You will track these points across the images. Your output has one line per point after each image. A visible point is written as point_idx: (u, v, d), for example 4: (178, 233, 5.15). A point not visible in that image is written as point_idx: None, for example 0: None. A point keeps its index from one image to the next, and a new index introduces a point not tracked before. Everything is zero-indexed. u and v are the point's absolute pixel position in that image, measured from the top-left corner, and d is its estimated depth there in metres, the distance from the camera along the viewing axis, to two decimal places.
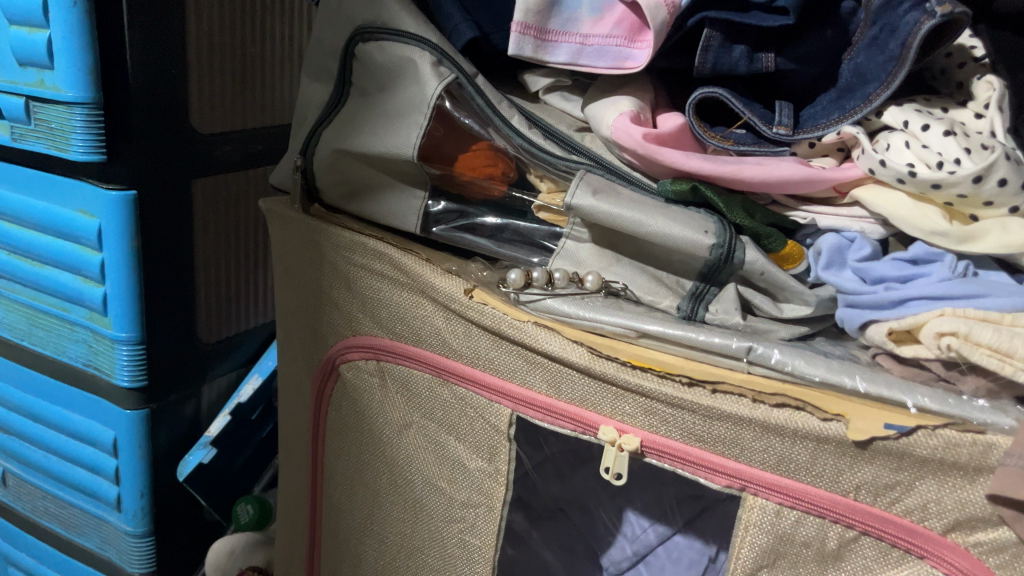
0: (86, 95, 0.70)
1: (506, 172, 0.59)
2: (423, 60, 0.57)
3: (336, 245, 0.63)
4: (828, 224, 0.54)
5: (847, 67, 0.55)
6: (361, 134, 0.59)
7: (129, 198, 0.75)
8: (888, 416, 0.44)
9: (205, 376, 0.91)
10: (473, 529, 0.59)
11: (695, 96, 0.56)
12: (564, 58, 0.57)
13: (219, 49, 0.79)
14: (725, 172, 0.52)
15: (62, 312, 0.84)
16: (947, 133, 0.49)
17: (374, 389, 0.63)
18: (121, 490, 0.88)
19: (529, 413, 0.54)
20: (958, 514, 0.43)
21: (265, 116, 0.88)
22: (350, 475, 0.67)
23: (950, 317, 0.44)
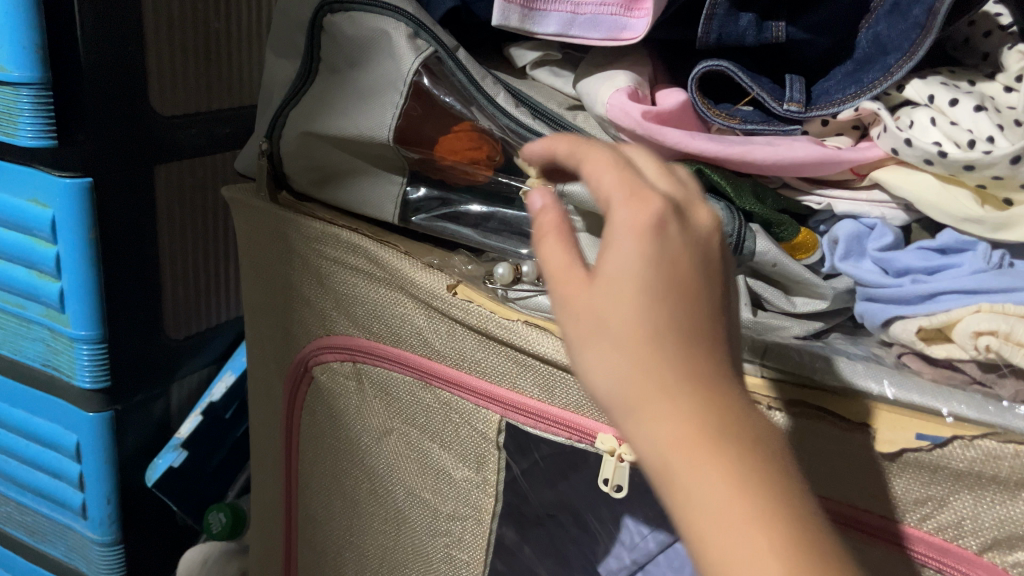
0: (33, 75, 0.64)
1: (490, 155, 0.53)
2: (399, 32, 0.51)
3: (306, 237, 0.57)
4: (845, 210, 0.49)
5: (865, 36, 0.50)
6: (332, 114, 0.54)
7: (83, 186, 0.69)
8: (920, 426, 0.40)
9: (174, 374, 0.85)
10: (461, 544, 0.54)
11: (698, 69, 0.50)
12: (554, 29, 0.52)
13: (179, 23, 0.74)
14: (733, 154, 0.47)
15: (17, 309, 0.79)
16: (978, 109, 0.45)
17: (350, 393, 0.58)
18: (86, 496, 0.83)
19: (520, 419, 0.49)
20: (997, 532, 0.39)
21: (232, 96, 0.83)
22: (327, 484, 0.62)
23: (987, 315, 0.40)
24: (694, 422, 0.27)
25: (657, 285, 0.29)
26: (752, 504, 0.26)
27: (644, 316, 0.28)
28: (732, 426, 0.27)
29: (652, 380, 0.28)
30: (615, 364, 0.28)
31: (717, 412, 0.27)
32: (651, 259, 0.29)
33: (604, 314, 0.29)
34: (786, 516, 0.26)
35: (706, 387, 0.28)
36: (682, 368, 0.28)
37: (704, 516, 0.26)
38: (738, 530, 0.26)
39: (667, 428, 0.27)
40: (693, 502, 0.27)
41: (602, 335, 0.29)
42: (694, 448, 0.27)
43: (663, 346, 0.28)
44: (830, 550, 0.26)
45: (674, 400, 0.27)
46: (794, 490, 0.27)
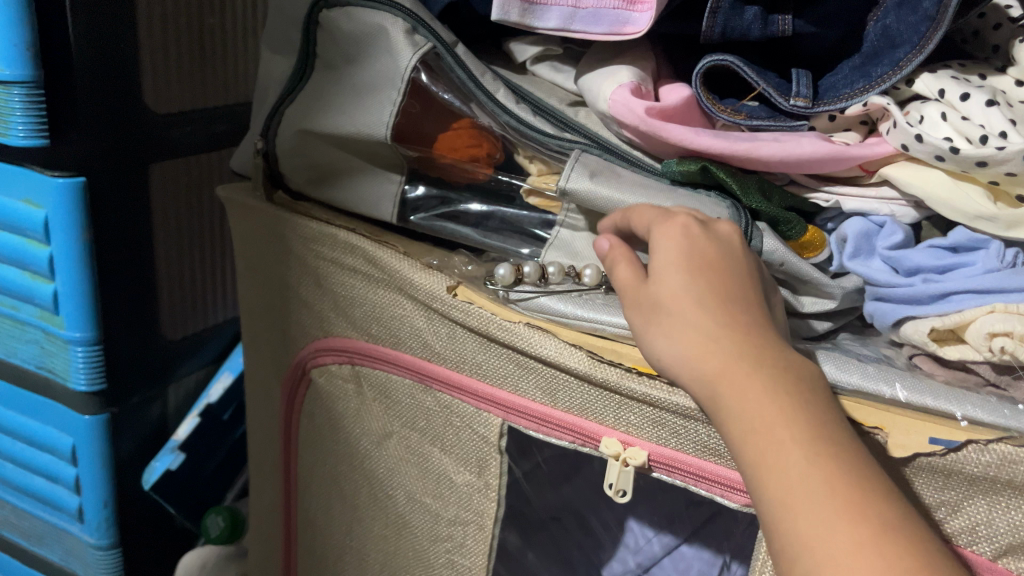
0: (24, 74, 0.63)
1: (491, 153, 0.53)
2: (396, 28, 0.50)
3: (302, 237, 0.56)
4: (853, 207, 0.48)
5: (873, 29, 0.49)
6: (328, 112, 0.53)
7: (77, 186, 0.68)
8: (932, 429, 0.38)
9: (171, 375, 0.84)
10: (462, 549, 0.53)
11: (702, 64, 0.49)
12: (555, 24, 0.51)
13: (173, 19, 0.72)
14: (739, 150, 0.46)
15: (11, 311, 0.77)
16: (990, 103, 0.44)
17: (349, 396, 0.57)
18: (82, 500, 0.82)
19: (522, 423, 0.48)
20: (1012, 538, 0.38)
21: (227, 93, 0.82)
22: (326, 488, 0.61)
23: (1002, 315, 0.39)
24: (733, 354, 0.36)
25: (696, 266, 0.39)
26: (782, 407, 0.34)
27: (685, 286, 0.38)
28: (763, 358, 0.36)
29: (697, 327, 0.37)
30: (666, 322, 0.38)
31: (751, 346, 0.36)
32: (688, 256, 0.39)
33: (659, 297, 0.39)
34: (812, 418, 0.34)
35: (741, 330, 0.37)
36: (719, 318, 0.37)
37: (747, 423, 0.34)
38: (775, 427, 0.34)
39: (712, 359, 0.36)
40: (739, 412, 0.35)
41: (657, 308, 0.39)
42: (736, 373, 0.35)
43: (703, 305, 0.38)
44: (849, 444, 0.34)
45: (716, 341, 0.36)
46: (817, 401, 0.35)
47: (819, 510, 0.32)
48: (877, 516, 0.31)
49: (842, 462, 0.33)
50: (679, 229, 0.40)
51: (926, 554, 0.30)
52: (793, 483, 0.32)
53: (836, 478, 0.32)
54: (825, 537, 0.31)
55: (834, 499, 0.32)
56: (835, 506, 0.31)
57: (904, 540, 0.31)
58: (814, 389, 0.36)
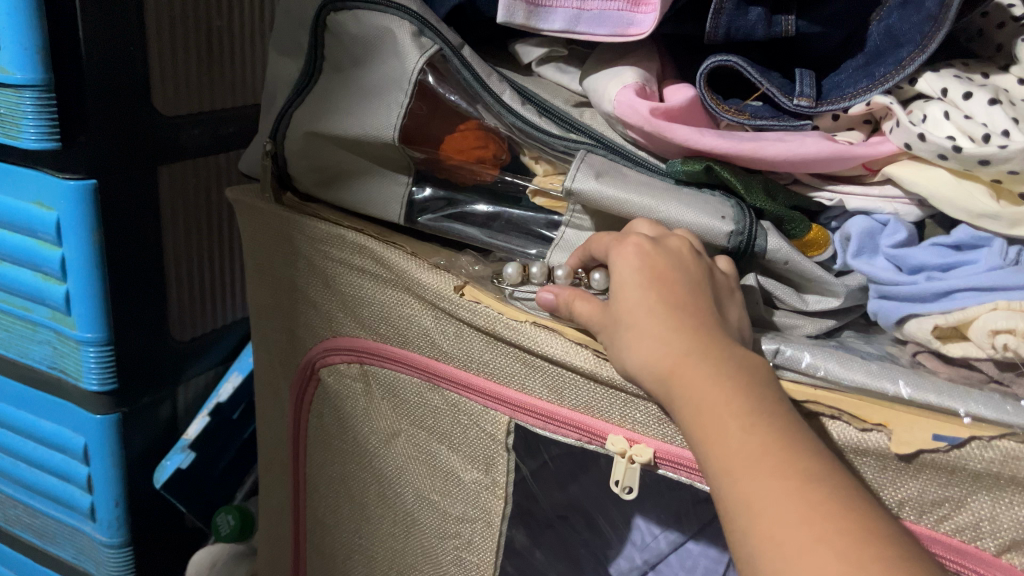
0: (35, 77, 0.63)
1: (497, 154, 0.53)
2: (403, 31, 0.51)
3: (311, 238, 0.57)
4: (857, 206, 0.48)
5: (876, 29, 0.49)
6: (335, 114, 0.53)
7: (87, 188, 0.69)
8: (937, 426, 0.38)
9: (180, 376, 0.85)
10: (470, 546, 0.54)
11: (706, 65, 0.49)
12: (560, 26, 0.51)
13: (181, 22, 0.73)
14: (743, 150, 0.46)
15: (22, 312, 0.78)
16: (992, 102, 0.44)
17: (357, 395, 0.57)
18: (95, 498, 0.83)
19: (529, 421, 0.49)
20: (1016, 534, 0.38)
21: (235, 95, 0.82)
22: (335, 487, 0.62)
23: (1004, 312, 0.39)
24: (677, 342, 0.38)
25: (644, 271, 0.41)
26: (721, 384, 0.36)
27: (634, 289, 0.40)
28: (706, 344, 0.37)
29: (644, 325, 0.39)
30: (621, 327, 0.40)
31: (695, 334, 0.38)
32: (638, 265, 0.41)
33: (616, 309, 0.41)
34: (749, 394, 0.35)
35: (687, 321, 0.38)
36: (666, 313, 0.39)
37: (691, 402, 0.36)
38: (714, 403, 0.35)
39: (658, 351, 0.38)
40: (684, 395, 0.36)
41: (615, 318, 0.41)
42: (680, 361, 0.37)
43: (649, 302, 0.39)
44: (783, 413, 0.35)
45: (661, 334, 0.38)
46: (756, 378, 0.36)
47: (754, 471, 0.33)
48: (808, 474, 0.32)
49: (775, 429, 0.34)
50: (632, 243, 0.42)
51: (851, 503, 0.31)
52: (732, 451, 0.34)
53: (769, 444, 0.33)
54: (756, 488, 0.32)
55: (768, 460, 0.33)
56: (771, 467, 0.33)
57: (829, 490, 0.32)
58: (753, 368, 0.37)
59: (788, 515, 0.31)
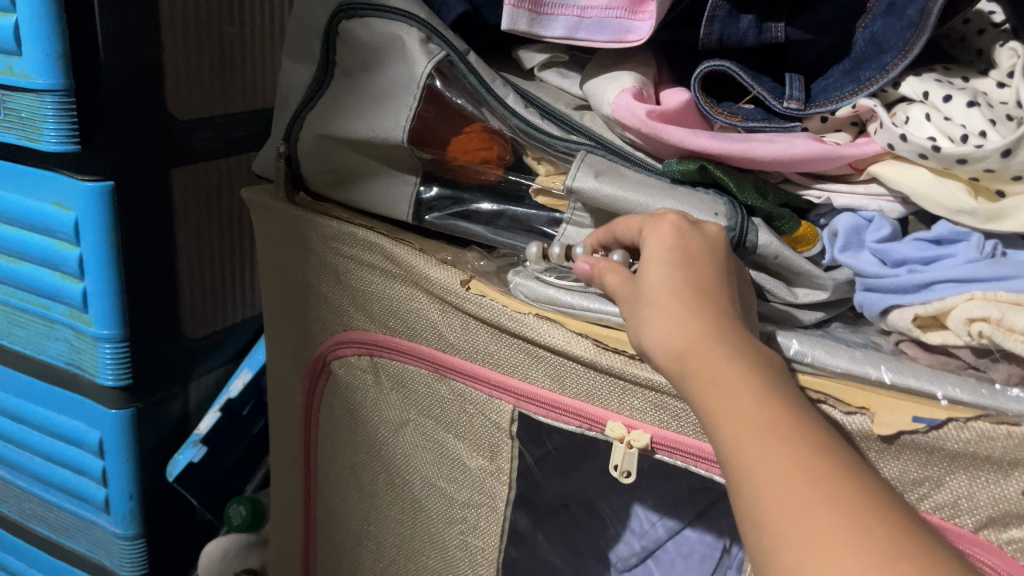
0: (57, 82, 0.66)
1: (501, 155, 0.56)
2: (412, 37, 0.53)
3: (323, 236, 0.59)
4: (844, 203, 0.51)
5: (862, 35, 0.51)
6: (347, 117, 0.56)
7: (105, 189, 0.71)
8: (917, 409, 0.41)
9: (191, 372, 0.88)
10: (476, 530, 0.56)
11: (700, 70, 0.52)
12: (561, 32, 0.54)
13: (194, 29, 0.75)
14: (735, 151, 0.49)
15: (40, 310, 0.81)
16: (971, 104, 0.46)
17: (367, 386, 0.60)
18: (109, 491, 0.85)
19: (533, 409, 0.51)
20: (991, 511, 0.40)
21: (246, 100, 0.85)
22: (345, 476, 0.64)
23: (980, 302, 0.41)
24: (685, 314, 0.38)
25: (671, 253, 0.41)
26: (728, 353, 0.36)
27: (655, 261, 0.41)
28: (713, 317, 0.38)
29: (657, 297, 0.40)
30: (636, 300, 0.41)
31: (703, 307, 0.39)
32: (670, 247, 0.42)
33: (643, 286, 0.41)
34: (753, 363, 0.36)
35: (696, 295, 0.39)
36: (677, 285, 0.40)
37: (695, 369, 0.37)
38: (720, 367, 0.36)
39: (666, 321, 0.39)
40: (690, 364, 0.37)
41: (639, 296, 0.41)
42: (687, 331, 0.38)
43: (664, 274, 0.40)
44: (775, 376, 0.36)
45: (671, 305, 0.39)
46: (760, 353, 0.37)
47: (741, 415, 0.34)
48: (812, 433, 0.32)
49: (779, 394, 0.34)
50: (662, 224, 0.43)
51: (853, 461, 0.31)
52: (723, 394, 0.35)
53: (774, 406, 0.34)
54: (744, 430, 0.33)
55: (773, 420, 0.33)
56: (758, 413, 0.33)
57: (830, 448, 0.32)
58: (757, 344, 0.38)
59: (775, 455, 0.32)
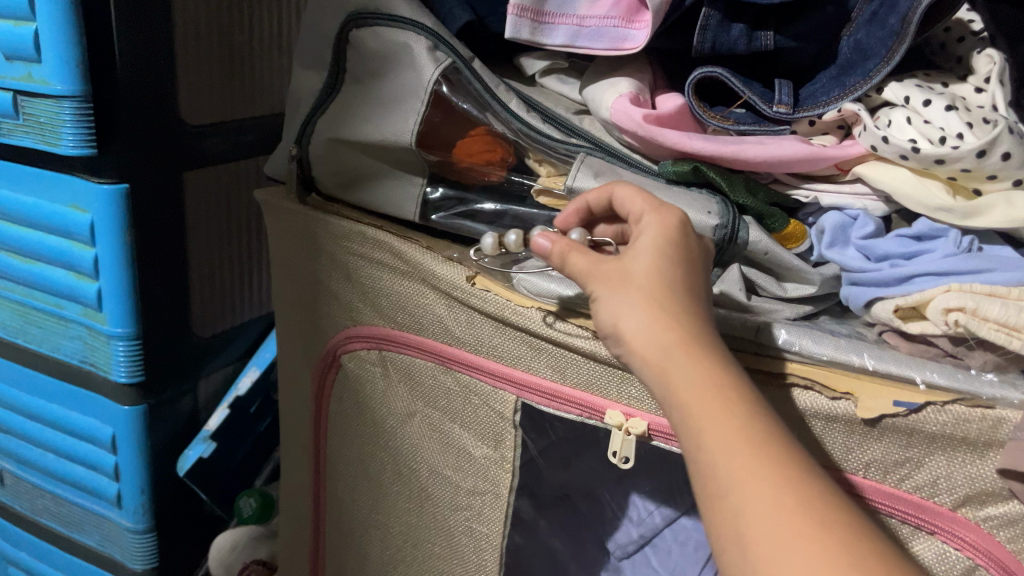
0: (74, 88, 0.68)
1: (505, 157, 0.59)
2: (419, 45, 0.56)
3: (334, 235, 0.62)
4: (830, 202, 0.53)
5: (846, 43, 0.54)
6: (357, 121, 0.59)
7: (120, 191, 0.74)
8: (897, 393, 0.44)
9: (201, 370, 0.90)
10: (480, 517, 0.58)
11: (694, 76, 0.55)
12: (563, 40, 0.57)
13: (206, 37, 0.78)
14: (727, 152, 0.52)
15: (56, 309, 0.83)
16: (949, 108, 0.49)
17: (376, 379, 0.62)
18: (121, 486, 0.88)
19: (535, 399, 0.54)
20: (968, 489, 0.43)
21: (255, 106, 0.87)
22: (354, 467, 0.67)
23: (957, 293, 0.44)
24: (699, 388, 0.38)
25: (661, 253, 0.42)
26: (744, 432, 0.36)
27: (649, 309, 0.40)
28: (727, 385, 0.38)
29: (667, 366, 0.39)
30: (630, 327, 0.41)
31: (715, 377, 0.38)
32: (657, 242, 0.43)
33: (630, 271, 0.42)
34: (764, 438, 0.36)
35: (706, 364, 0.38)
36: (685, 352, 0.39)
37: (705, 455, 0.37)
38: (732, 452, 0.36)
39: (682, 398, 0.38)
40: (703, 447, 0.37)
41: (625, 278, 0.42)
42: (700, 409, 0.37)
43: (670, 335, 0.39)
44: (743, 381, 0.38)
45: (685, 379, 0.38)
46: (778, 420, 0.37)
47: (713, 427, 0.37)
48: (839, 519, 0.33)
49: (784, 464, 0.35)
50: (650, 221, 0.44)
51: (874, 549, 0.32)
52: (695, 405, 0.37)
53: (794, 490, 0.34)
54: (716, 443, 0.36)
55: (794, 507, 0.33)
56: (728, 426, 0.36)
57: (814, 494, 0.34)
58: (771, 412, 0.37)
59: (744, 471, 0.35)
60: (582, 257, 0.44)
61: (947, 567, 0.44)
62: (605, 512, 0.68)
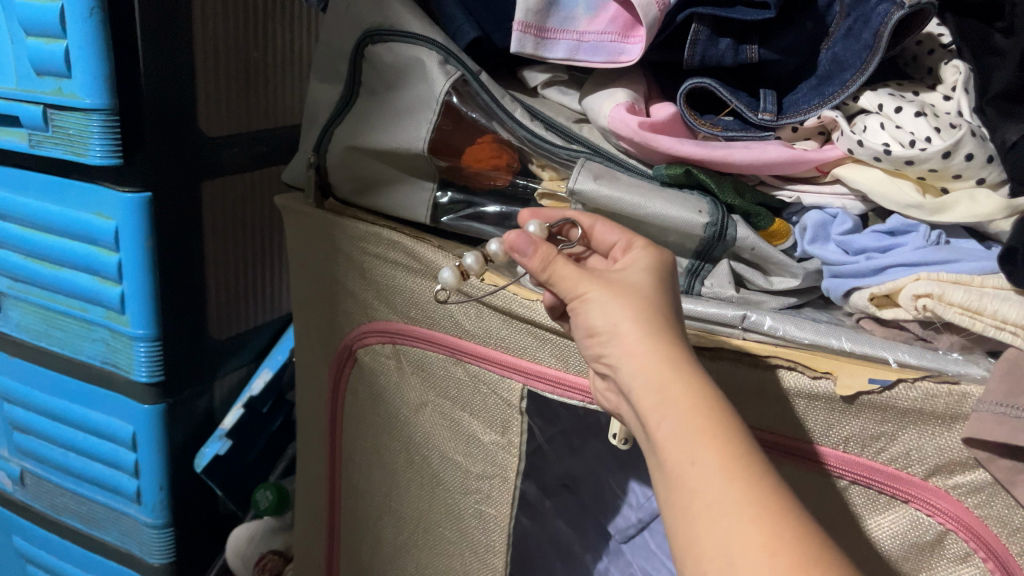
0: (103, 102, 0.72)
1: (510, 162, 0.63)
2: (431, 59, 0.60)
3: (351, 237, 0.66)
4: (812, 202, 0.58)
5: (825, 56, 0.59)
6: (374, 131, 0.63)
7: (143, 200, 0.78)
8: (872, 372, 0.48)
9: (218, 371, 0.94)
10: (489, 499, 0.62)
11: (685, 86, 0.60)
12: (563, 54, 0.61)
13: (225, 54, 0.82)
14: (715, 156, 0.56)
15: (79, 312, 0.87)
16: (918, 115, 0.54)
17: (391, 370, 0.67)
18: (141, 483, 0.91)
19: (540, 386, 0.57)
20: (938, 459, 0.47)
21: (269, 119, 0.92)
22: (369, 456, 0.71)
23: (925, 281, 0.49)
24: (694, 443, 0.38)
25: (659, 280, 0.45)
26: (737, 491, 0.36)
27: (647, 345, 0.41)
28: (723, 438, 0.38)
29: (664, 412, 0.40)
30: (629, 352, 0.41)
31: (713, 429, 0.38)
32: (653, 268, 0.45)
33: (632, 282, 0.44)
34: (760, 485, 0.36)
35: (705, 415, 0.39)
36: (683, 399, 0.39)
37: (695, 510, 0.37)
38: (730, 496, 0.36)
39: (675, 448, 0.38)
40: (693, 500, 0.37)
41: (628, 287, 0.43)
42: (695, 460, 0.38)
43: (669, 381, 0.40)
44: (734, 421, 0.39)
45: (679, 429, 0.39)
46: (772, 477, 0.37)
47: (709, 466, 0.37)
48: None
49: (783, 513, 0.36)
50: (645, 250, 0.47)
51: None
52: (691, 442, 0.38)
53: (782, 552, 0.34)
54: (713, 484, 0.37)
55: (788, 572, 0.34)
56: (724, 469, 0.37)
57: (809, 544, 0.35)
58: (768, 468, 0.38)
59: (742, 513, 0.36)
60: (568, 266, 0.45)
61: (921, 532, 0.48)
62: (606, 497, 0.72)
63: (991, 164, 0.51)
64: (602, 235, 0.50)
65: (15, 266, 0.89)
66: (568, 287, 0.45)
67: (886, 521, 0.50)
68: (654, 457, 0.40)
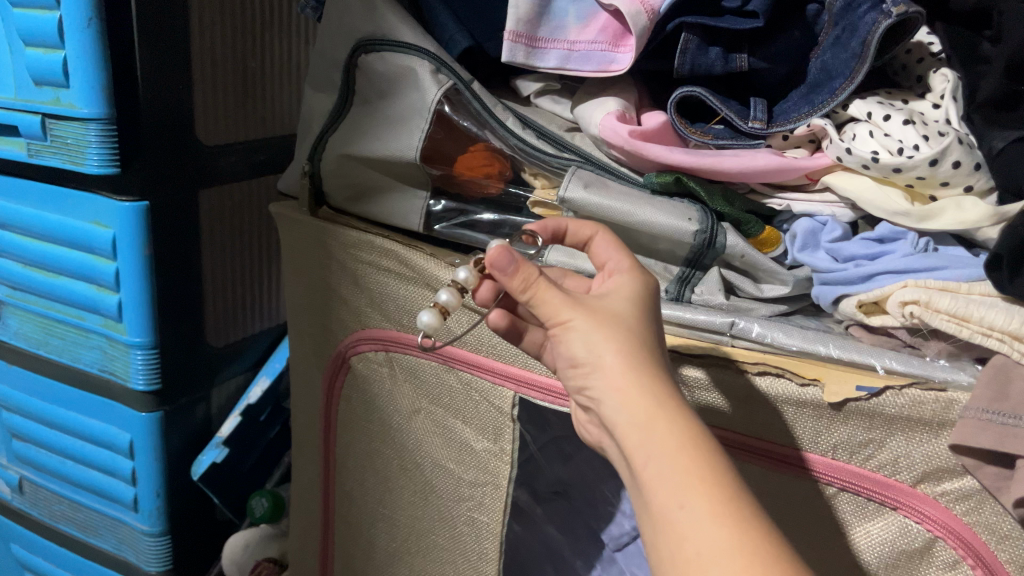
0: (101, 111, 0.72)
1: (502, 171, 0.64)
2: (423, 68, 0.61)
3: (344, 244, 0.66)
4: (801, 210, 0.59)
5: (815, 64, 0.59)
6: (366, 139, 0.63)
7: (141, 209, 0.78)
8: (860, 379, 0.48)
9: (215, 379, 0.95)
10: (481, 507, 0.62)
11: (676, 94, 0.60)
12: (553, 64, 0.61)
13: (222, 64, 0.82)
14: (705, 163, 0.57)
15: (77, 321, 0.87)
16: (907, 122, 0.54)
17: (384, 378, 0.67)
18: (138, 490, 0.92)
19: (532, 394, 0.57)
20: (925, 466, 0.47)
21: (267, 129, 0.92)
22: (363, 464, 0.71)
23: (912, 287, 0.49)
24: (680, 482, 0.36)
25: (643, 311, 0.43)
26: (727, 535, 0.34)
27: (630, 382, 0.39)
28: (711, 482, 0.36)
29: (649, 452, 0.37)
30: (613, 387, 0.39)
31: (702, 471, 0.36)
32: (637, 295, 0.43)
33: (616, 311, 0.42)
34: (755, 527, 0.34)
35: (693, 455, 0.37)
36: (668, 438, 0.37)
37: (685, 556, 0.35)
38: (722, 540, 0.34)
39: (662, 489, 0.36)
40: (681, 546, 0.35)
41: (611, 316, 0.41)
42: (683, 504, 0.35)
43: (655, 419, 0.38)
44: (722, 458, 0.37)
45: (665, 470, 0.36)
46: (766, 523, 0.35)
47: (698, 507, 0.35)
48: None
49: (775, 558, 0.33)
50: (630, 277, 0.45)
51: None
52: (679, 481, 0.36)
53: None
54: (701, 530, 0.35)
55: None
56: (711, 511, 0.35)
57: None
58: (758, 507, 0.36)
59: (732, 561, 0.33)
60: (551, 290, 0.43)
61: (909, 539, 0.48)
62: (599, 504, 0.73)
63: (979, 171, 0.52)
64: (599, 254, 0.48)
65: (14, 274, 0.90)
66: (549, 313, 0.42)
67: (875, 528, 0.49)
68: (640, 495, 0.38)
